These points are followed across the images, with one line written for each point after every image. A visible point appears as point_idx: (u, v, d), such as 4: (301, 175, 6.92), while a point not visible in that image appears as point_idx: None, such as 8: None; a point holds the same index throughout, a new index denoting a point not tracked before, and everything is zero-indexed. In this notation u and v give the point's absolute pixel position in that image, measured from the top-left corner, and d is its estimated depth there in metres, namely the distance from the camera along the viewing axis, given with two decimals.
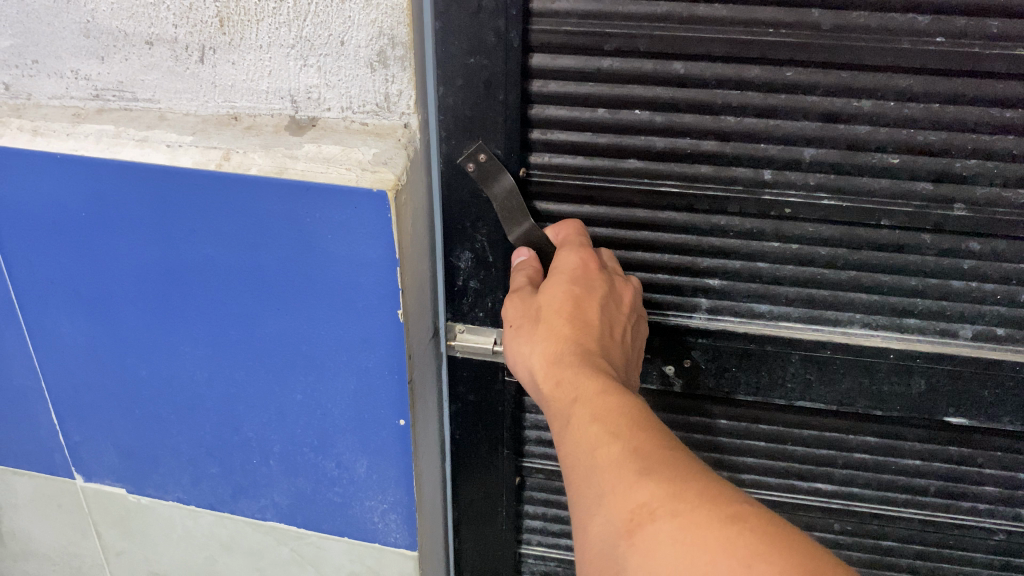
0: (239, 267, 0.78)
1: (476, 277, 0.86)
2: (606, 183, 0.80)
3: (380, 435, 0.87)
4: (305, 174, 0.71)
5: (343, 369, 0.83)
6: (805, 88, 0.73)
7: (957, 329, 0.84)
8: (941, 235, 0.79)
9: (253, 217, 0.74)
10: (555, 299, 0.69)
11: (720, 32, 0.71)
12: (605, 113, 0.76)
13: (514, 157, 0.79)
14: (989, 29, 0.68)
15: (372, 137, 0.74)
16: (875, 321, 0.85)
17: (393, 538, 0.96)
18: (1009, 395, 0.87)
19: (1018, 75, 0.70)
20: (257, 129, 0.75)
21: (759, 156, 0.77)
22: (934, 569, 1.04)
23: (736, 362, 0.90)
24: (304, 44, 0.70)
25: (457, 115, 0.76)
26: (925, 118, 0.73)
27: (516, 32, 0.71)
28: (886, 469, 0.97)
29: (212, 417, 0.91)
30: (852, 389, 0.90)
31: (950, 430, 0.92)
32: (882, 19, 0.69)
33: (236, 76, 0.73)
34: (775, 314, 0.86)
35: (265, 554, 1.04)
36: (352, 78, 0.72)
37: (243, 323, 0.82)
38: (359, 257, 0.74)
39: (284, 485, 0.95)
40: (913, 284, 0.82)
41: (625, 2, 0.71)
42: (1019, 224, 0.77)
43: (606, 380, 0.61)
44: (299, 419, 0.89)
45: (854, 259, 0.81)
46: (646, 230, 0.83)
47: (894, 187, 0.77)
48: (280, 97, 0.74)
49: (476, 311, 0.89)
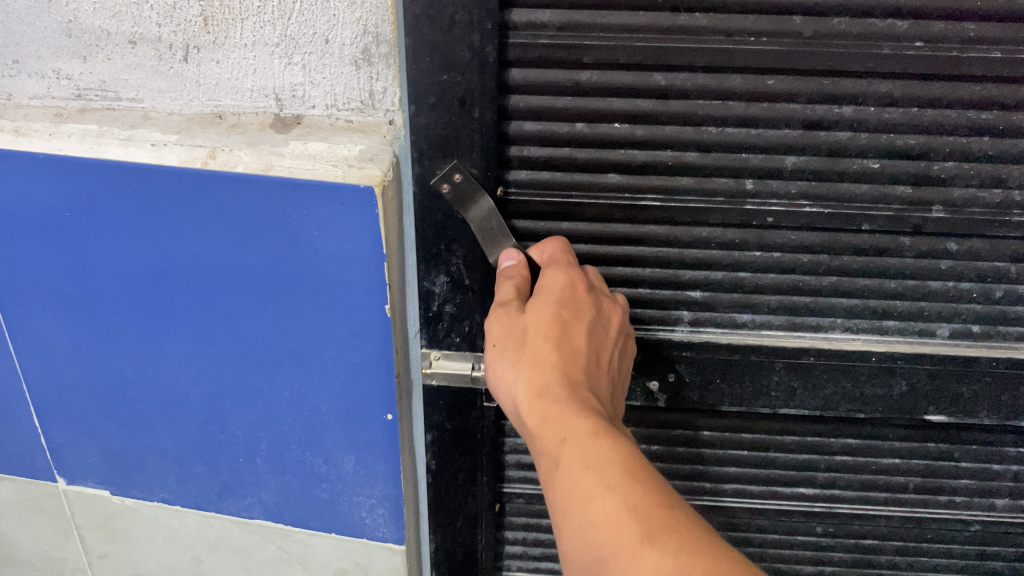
0: (225, 265, 0.78)
1: (452, 301, 0.84)
2: (584, 198, 0.80)
3: (368, 432, 0.87)
4: (292, 171, 0.70)
5: (331, 366, 0.83)
6: (788, 96, 0.73)
7: (935, 329, 0.85)
8: (920, 236, 0.80)
9: (240, 215, 0.74)
10: (541, 324, 0.68)
11: (703, 42, 0.71)
12: (584, 127, 0.76)
13: (491, 176, 0.77)
14: (967, 33, 0.70)
15: (357, 134, 0.73)
16: (855, 325, 0.85)
17: (381, 534, 0.97)
18: (986, 391, 0.88)
19: (993, 77, 0.72)
20: (242, 127, 0.75)
21: (743, 166, 0.77)
22: (914, 564, 1.05)
23: (721, 374, 0.90)
24: (289, 42, 0.69)
25: (429, 135, 0.74)
26: (904, 122, 0.74)
27: (491, 47, 0.70)
28: (867, 469, 0.98)
29: (199, 416, 0.91)
30: (835, 393, 0.90)
31: (929, 428, 0.94)
32: (863, 25, 0.70)
33: (220, 75, 0.73)
34: (757, 322, 0.86)
35: (252, 554, 1.03)
36: (337, 76, 0.71)
37: (230, 321, 0.82)
38: (347, 254, 0.74)
39: (272, 483, 0.95)
40: (892, 286, 0.83)
41: (604, 13, 0.70)
42: (994, 223, 0.79)
43: (597, 422, 0.61)
44: (286, 416, 0.88)
45: (835, 265, 0.82)
46: (626, 245, 0.83)
47: (874, 192, 0.78)
48: (265, 95, 0.74)
49: (452, 337, 0.86)
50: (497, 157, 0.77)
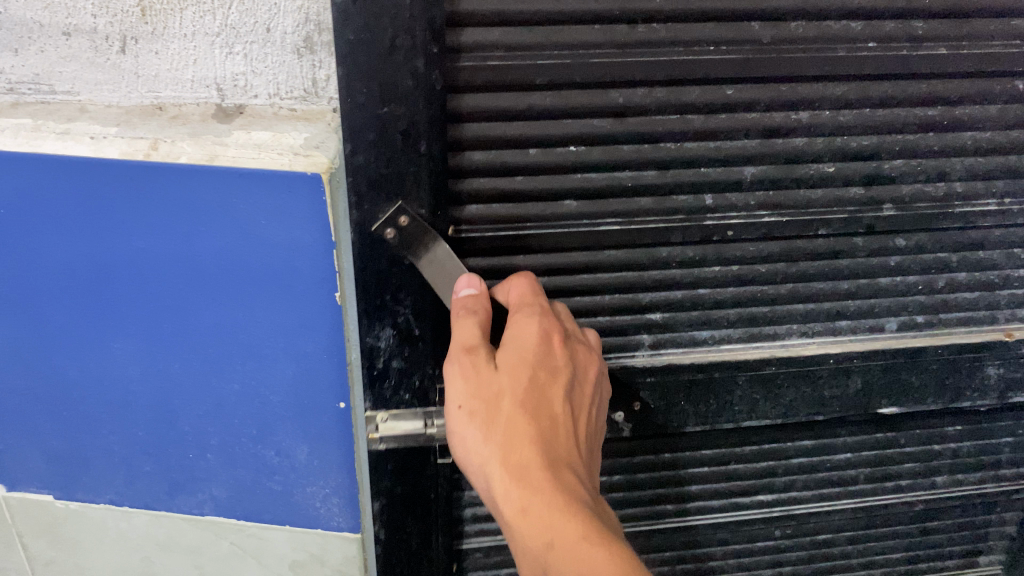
0: (172, 259, 0.76)
1: (398, 356, 0.84)
2: (541, 229, 0.79)
3: (321, 419, 0.87)
4: (237, 161, 0.69)
5: (283, 356, 0.82)
6: (746, 104, 0.75)
7: (884, 323, 0.90)
8: (871, 235, 0.84)
9: (187, 209, 0.72)
10: (517, 394, 0.66)
11: (662, 53, 0.71)
12: (538, 152, 0.75)
13: (440, 215, 0.76)
14: (915, 31, 0.74)
15: (301, 123, 0.72)
16: (811, 328, 0.89)
17: (336, 522, 0.97)
18: (932, 378, 0.95)
19: (938, 74, 0.76)
20: (183, 118, 0.72)
21: (702, 180, 0.78)
22: (863, 551, 1.11)
23: (684, 396, 0.92)
24: (230, 32, 0.67)
25: (368, 175, 0.73)
26: (857, 123, 0.78)
27: (436, 74, 0.69)
28: (822, 467, 1.02)
29: (147, 414, 0.89)
30: (794, 399, 0.94)
31: (879, 420, 0.99)
32: (820, 28, 0.72)
33: (160, 66, 0.70)
34: (716, 337, 0.89)
35: (204, 552, 1.02)
36: (279, 65, 0.69)
37: (178, 316, 0.80)
38: (297, 242, 0.74)
39: (224, 478, 0.94)
40: (846, 286, 0.87)
41: (554, 28, 0.69)
42: (940, 217, 0.84)
43: (582, 517, 0.60)
44: (237, 409, 0.87)
45: (792, 271, 0.85)
46: (585, 274, 0.83)
47: (829, 196, 0.82)
48: (206, 86, 0.71)
49: (400, 393, 0.87)
50: (445, 193, 0.75)
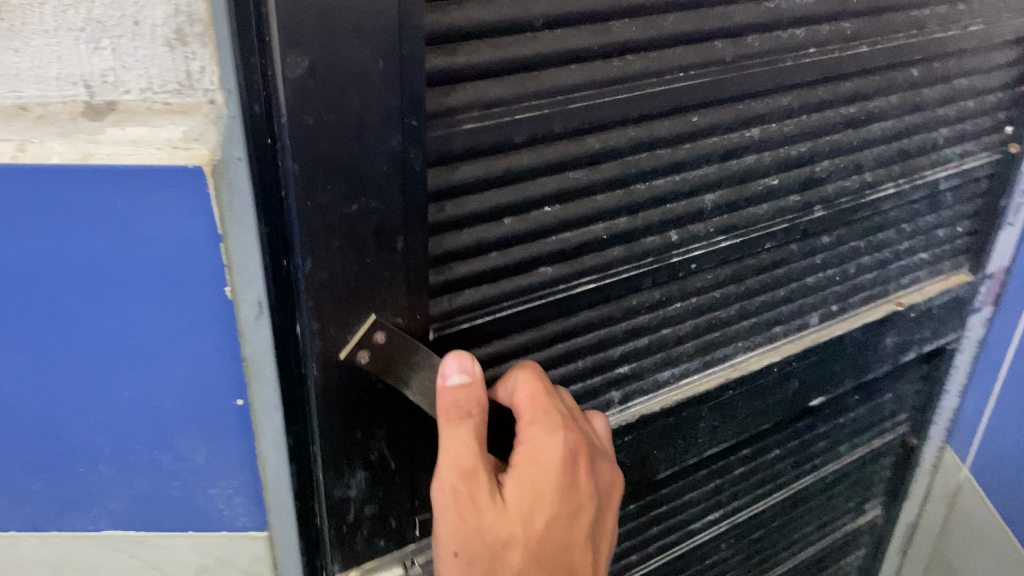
0: (45, 262, 0.71)
1: (372, 504, 0.93)
2: (512, 306, 0.87)
3: (220, 422, 0.84)
4: (110, 157, 0.65)
5: (174, 360, 0.78)
6: (707, 131, 0.88)
7: (809, 319, 1.15)
8: (803, 242, 1.06)
9: (82, 218, 0.68)
10: (526, 548, 0.71)
11: (639, 88, 0.80)
12: (512, 220, 0.81)
13: (417, 316, 0.81)
14: (844, 31, 0.91)
15: (178, 117, 0.66)
16: (755, 342, 1.12)
17: (242, 522, 0.93)
18: (850, 356, 1.23)
19: (862, 76, 0.96)
20: (49, 118, 0.66)
21: (668, 219, 0.92)
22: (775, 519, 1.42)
23: (659, 442, 1.11)
24: (96, 25, 0.62)
25: (332, 290, 0.75)
26: (797, 128, 0.95)
27: (413, 150, 0.70)
28: (758, 464, 1.31)
29: (28, 429, 0.82)
30: (747, 418, 1.18)
31: (800, 414, 1.29)
32: (772, 39, 0.86)
33: (20, 64, 0.63)
34: (677, 373, 1.07)
35: (104, 569, 0.96)
36: (150, 57, 0.64)
37: (54, 321, 0.75)
38: (181, 241, 0.70)
39: (120, 490, 0.88)
40: (780, 294, 1.10)
41: (529, 82, 0.74)
42: (853, 210, 1.07)
43: None
44: (129, 419, 0.82)
45: (739, 289, 1.05)
46: (564, 340, 0.94)
47: (773, 208, 1.00)
48: (73, 83, 0.65)
49: (377, 537, 0.97)
50: (427, 287, 0.80)
